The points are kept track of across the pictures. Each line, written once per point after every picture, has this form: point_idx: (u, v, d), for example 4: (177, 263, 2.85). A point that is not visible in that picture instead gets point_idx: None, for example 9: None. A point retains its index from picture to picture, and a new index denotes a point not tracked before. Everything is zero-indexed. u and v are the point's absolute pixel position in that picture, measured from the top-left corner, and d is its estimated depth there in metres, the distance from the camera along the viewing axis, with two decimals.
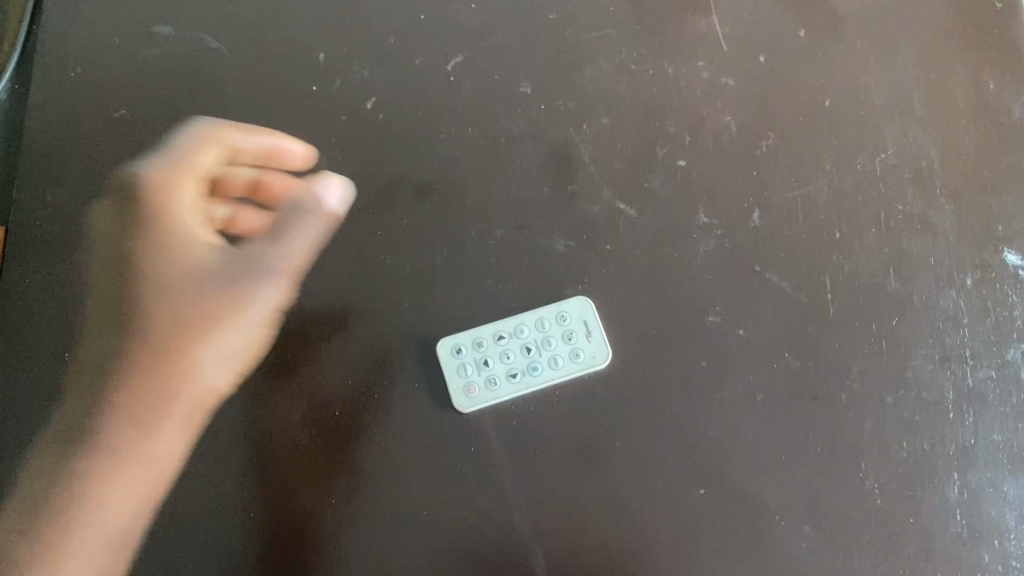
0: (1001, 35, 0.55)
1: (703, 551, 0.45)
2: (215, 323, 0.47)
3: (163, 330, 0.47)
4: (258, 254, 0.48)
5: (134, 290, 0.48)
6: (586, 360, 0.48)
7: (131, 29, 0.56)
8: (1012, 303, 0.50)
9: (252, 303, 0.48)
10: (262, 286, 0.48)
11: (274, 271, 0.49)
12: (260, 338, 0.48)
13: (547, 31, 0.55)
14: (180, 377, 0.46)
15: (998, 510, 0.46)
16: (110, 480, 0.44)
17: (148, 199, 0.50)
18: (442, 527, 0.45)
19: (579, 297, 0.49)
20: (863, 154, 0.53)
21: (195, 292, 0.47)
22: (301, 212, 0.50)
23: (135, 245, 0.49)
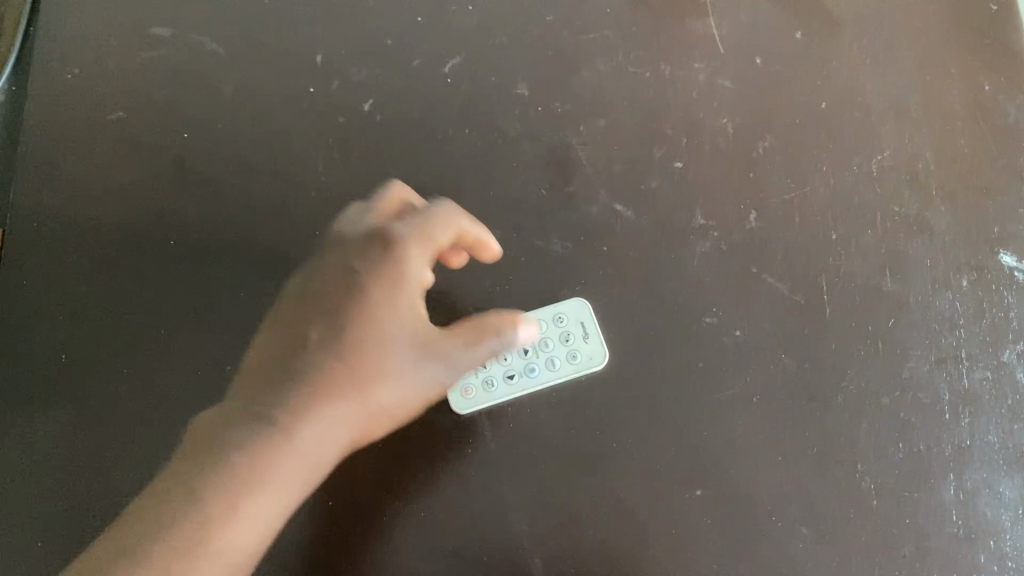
0: (997, 37, 0.56)
1: (701, 551, 0.45)
2: (406, 393, 0.44)
3: (379, 374, 0.43)
4: (455, 343, 0.45)
5: (378, 334, 0.43)
6: (583, 362, 0.48)
7: (128, 29, 0.56)
8: (1008, 304, 0.50)
9: (447, 380, 0.45)
10: (454, 367, 0.45)
11: (476, 353, 0.45)
12: (417, 404, 0.44)
13: (544, 33, 0.56)
14: (347, 432, 0.42)
15: (994, 511, 0.46)
16: (260, 487, 0.40)
17: (421, 241, 0.45)
18: (440, 529, 0.45)
19: (576, 298, 0.49)
20: (859, 156, 0.53)
21: (413, 351, 0.44)
22: (500, 330, 0.45)
23: (376, 280, 0.44)
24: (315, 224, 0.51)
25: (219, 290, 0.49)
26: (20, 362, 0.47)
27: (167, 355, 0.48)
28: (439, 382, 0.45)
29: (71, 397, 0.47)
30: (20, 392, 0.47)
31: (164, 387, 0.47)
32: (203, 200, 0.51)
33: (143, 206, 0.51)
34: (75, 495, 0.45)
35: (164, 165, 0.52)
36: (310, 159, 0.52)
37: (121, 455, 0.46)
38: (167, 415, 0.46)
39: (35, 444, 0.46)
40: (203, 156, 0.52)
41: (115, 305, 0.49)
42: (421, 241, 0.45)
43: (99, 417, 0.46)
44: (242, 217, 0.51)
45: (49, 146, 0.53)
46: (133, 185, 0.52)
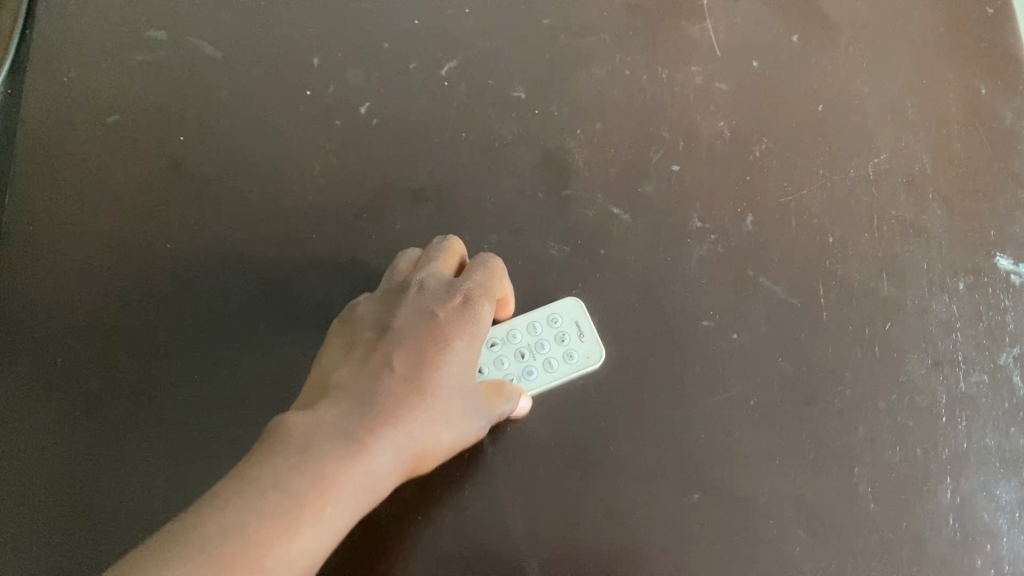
0: (993, 40, 0.56)
1: (698, 555, 0.45)
2: (459, 435, 0.41)
3: (446, 415, 0.40)
4: (495, 397, 0.44)
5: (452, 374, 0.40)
6: (580, 361, 0.48)
7: (124, 32, 0.56)
8: (1005, 307, 0.50)
9: (480, 432, 0.43)
10: (492, 419, 0.43)
11: (506, 412, 0.44)
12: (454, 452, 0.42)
13: (540, 36, 0.56)
14: (404, 471, 0.39)
15: (990, 514, 0.46)
16: (333, 507, 0.34)
17: (489, 294, 0.44)
18: (437, 534, 0.45)
19: (569, 297, 0.49)
20: (855, 160, 0.53)
21: (470, 396, 0.42)
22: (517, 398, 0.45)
23: (455, 320, 0.41)
24: (312, 227, 0.51)
25: (214, 294, 0.49)
26: (19, 363, 0.47)
27: (163, 358, 0.48)
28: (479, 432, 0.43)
29: (66, 399, 0.47)
30: (18, 392, 0.47)
31: (160, 389, 0.47)
32: (199, 203, 0.51)
33: (139, 208, 0.51)
34: (67, 497, 0.45)
35: (160, 168, 0.52)
36: (306, 162, 0.52)
37: (114, 457, 0.46)
38: (162, 417, 0.46)
39: (30, 445, 0.46)
40: (198, 159, 0.52)
41: (112, 307, 0.49)
42: (488, 293, 0.43)
43: (93, 420, 0.46)
44: (238, 221, 0.51)
45: (45, 148, 0.53)
46: (128, 189, 0.52)
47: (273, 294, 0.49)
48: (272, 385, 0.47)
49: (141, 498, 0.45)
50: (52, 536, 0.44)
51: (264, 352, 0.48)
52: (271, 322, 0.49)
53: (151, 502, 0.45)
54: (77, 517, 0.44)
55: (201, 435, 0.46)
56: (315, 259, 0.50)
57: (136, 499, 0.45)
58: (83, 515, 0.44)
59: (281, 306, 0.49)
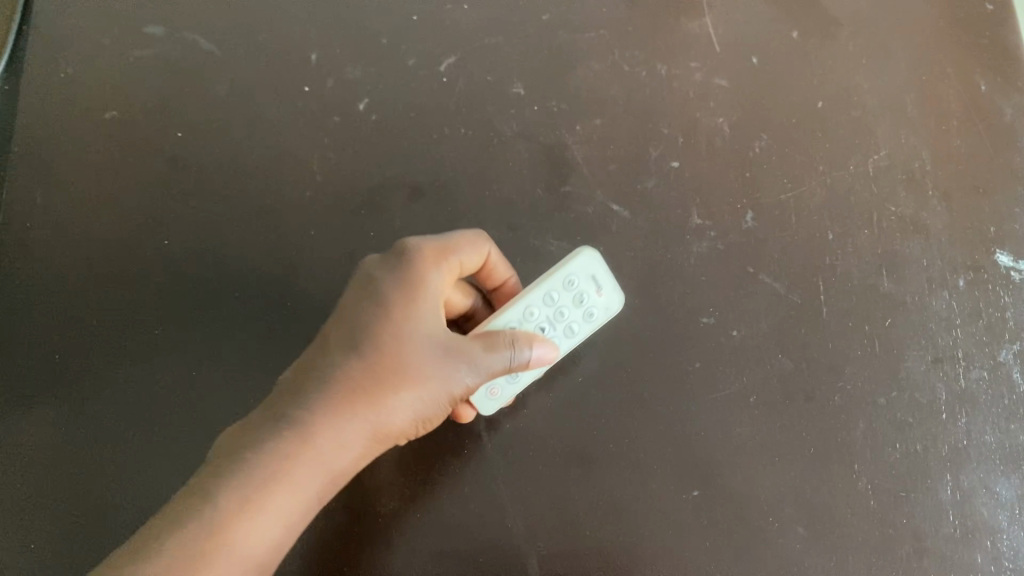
0: (993, 36, 0.55)
1: (697, 552, 0.45)
2: (427, 392, 0.41)
3: (399, 375, 0.40)
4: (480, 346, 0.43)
5: (399, 336, 0.41)
6: (600, 316, 0.47)
7: (120, 28, 0.55)
8: (1005, 304, 0.49)
9: (468, 386, 0.42)
10: (477, 370, 0.42)
11: (498, 361, 0.43)
12: (437, 409, 0.42)
13: (539, 32, 0.55)
14: (370, 434, 0.40)
15: (990, 510, 0.46)
16: (278, 479, 0.37)
17: (438, 252, 0.44)
18: (436, 532, 0.45)
19: (585, 255, 0.46)
20: (855, 156, 0.53)
21: (435, 352, 0.41)
22: (516, 347, 0.43)
23: (397, 286, 0.42)
24: (309, 224, 0.51)
25: (212, 290, 0.49)
26: (19, 359, 0.47)
27: (162, 355, 0.47)
28: (463, 386, 0.42)
29: (66, 396, 0.46)
30: (18, 389, 0.47)
31: (159, 386, 0.47)
32: (197, 199, 0.51)
33: (137, 205, 0.51)
34: (68, 494, 0.45)
35: (157, 164, 0.52)
36: (303, 158, 0.52)
37: (114, 455, 0.45)
38: (162, 415, 0.46)
39: (30, 442, 0.46)
40: (195, 155, 0.52)
41: (110, 304, 0.49)
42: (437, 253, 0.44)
43: (92, 418, 0.46)
44: (235, 217, 0.51)
45: (43, 145, 0.52)
46: (126, 185, 0.51)
47: (271, 291, 0.49)
48: (270, 382, 0.47)
49: (141, 496, 0.45)
50: (54, 533, 0.44)
51: (262, 349, 0.48)
52: (269, 319, 0.48)
53: (152, 499, 0.45)
54: (78, 514, 0.44)
55: (201, 431, 0.46)
56: (313, 255, 0.50)
57: (136, 497, 0.45)
58: (84, 513, 0.44)
59: (280, 303, 0.49)
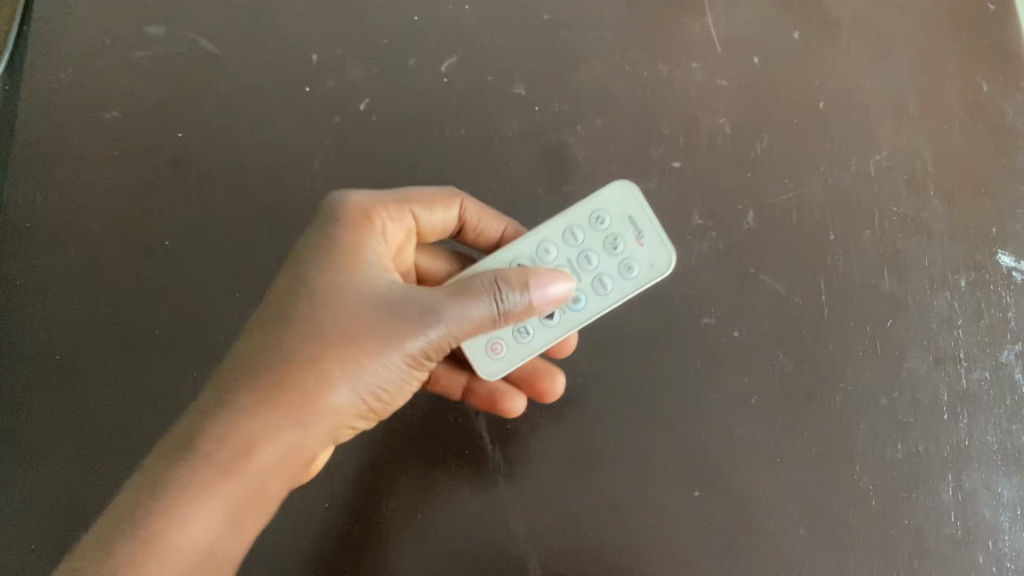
0: (995, 36, 0.55)
1: (698, 553, 0.44)
2: (387, 349, 0.39)
3: (352, 335, 0.39)
4: (445, 296, 0.40)
5: (348, 297, 0.40)
6: (642, 270, 0.45)
7: (122, 27, 0.55)
8: (1007, 304, 0.49)
9: (437, 339, 0.40)
10: (444, 320, 0.40)
11: (467, 309, 0.40)
12: (401, 369, 0.40)
13: (540, 32, 0.55)
14: (326, 401, 0.38)
15: (992, 511, 0.46)
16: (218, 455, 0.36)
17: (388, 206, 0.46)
18: (438, 533, 0.45)
19: (622, 198, 0.46)
20: (857, 156, 0.52)
21: (391, 308, 0.40)
22: (493, 293, 0.41)
23: (345, 240, 0.43)
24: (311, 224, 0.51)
25: (214, 291, 0.49)
26: (20, 359, 0.47)
27: (163, 356, 0.47)
28: (430, 338, 0.40)
29: (66, 396, 0.46)
30: (19, 389, 0.47)
31: (160, 386, 0.47)
32: (197, 199, 0.51)
33: (138, 205, 0.51)
34: (68, 495, 0.44)
35: (158, 164, 0.52)
36: (305, 158, 0.52)
37: (114, 456, 0.45)
38: (163, 415, 0.46)
39: (31, 442, 0.45)
40: (196, 155, 0.52)
41: (112, 305, 0.49)
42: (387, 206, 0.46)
43: (92, 418, 0.46)
44: (236, 217, 0.51)
45: (43, 144, 0.52)
46: (127, 185, 0.52)
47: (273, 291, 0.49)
48: None
49: None
50: (54, 534, 0.44)
51: None
52: None
53: None
54: (79, 515, 0.44)
55: None
56: None
57: None
58: (85, 514, 0.44)
59: None
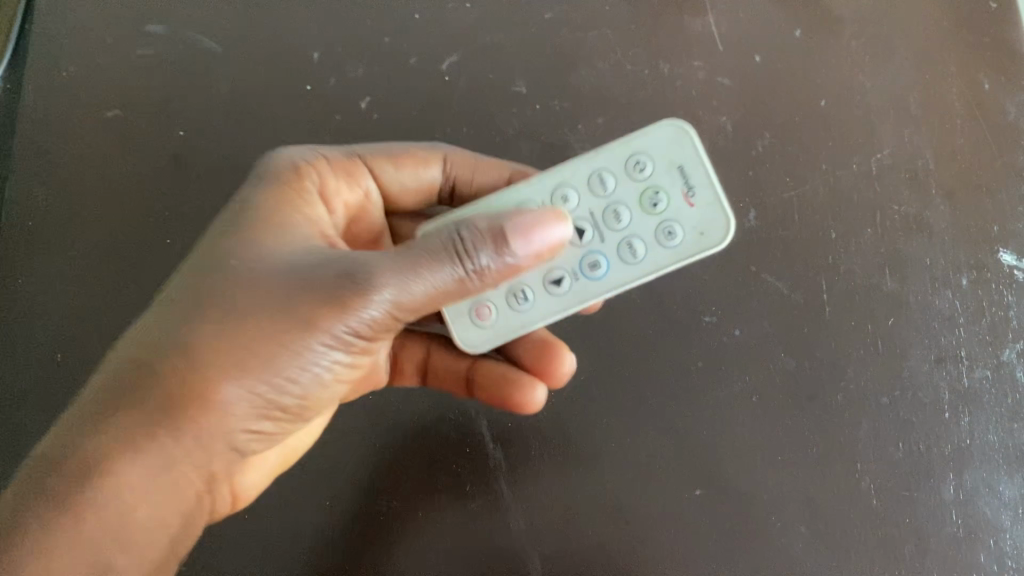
0: (997, 34, 0.55)
1: (699, 552, 0.44)
2: (306, 317, 0.36)
3: (271, 308, 0.37)
4: (386, 258, 0.37)
5: (270, 267, 0.38)
6: (685, 234, 0.42)
7: (122, 26, 0.55)
8: (1008, 303, 0.49)
9: (377, 307, 0.36)
10: (384, 284, 0.36)
11: (413, 271, 0.37)
12: (328, 342, 0.37)
13: (540, 31, 0.55)
14: (241, 371, 0.36)
15: (993, 510, 0.46)
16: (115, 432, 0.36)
17: (340, 166, 0.47)
18: (438, 532, 0.45)
19: (673, 146, 0.43)
20: (858, 155, 0.52)
21: (320, 276, 0.37)
22: (446, 253, 0.37)
23: (283, 194, 0.43)
24: None
25: None
26: (23, 357, 0.47)
27: None
28: (367, 305, 0.36)
29: (68, 394, 0.46)
30: (21, 386, 0.47)
31: None
32: (198, 197, 0.51)
33: (140, 203, 0.51)
34: None
35: (160, 162, 0.52)
36: None
37: None
38: None
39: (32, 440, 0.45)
40: (197, 153, 0.52)
41: (114, 303, 0.49)
42: (337, 167, 0.47)
43: None
44: None
45: (45, 143, 0.53)
46: (128, 183, 0.52)
47: None
48: None
49: None
50: None
51: None
52: None
53: None
54: None
55: None
56: None
57: None
58: None
59: None
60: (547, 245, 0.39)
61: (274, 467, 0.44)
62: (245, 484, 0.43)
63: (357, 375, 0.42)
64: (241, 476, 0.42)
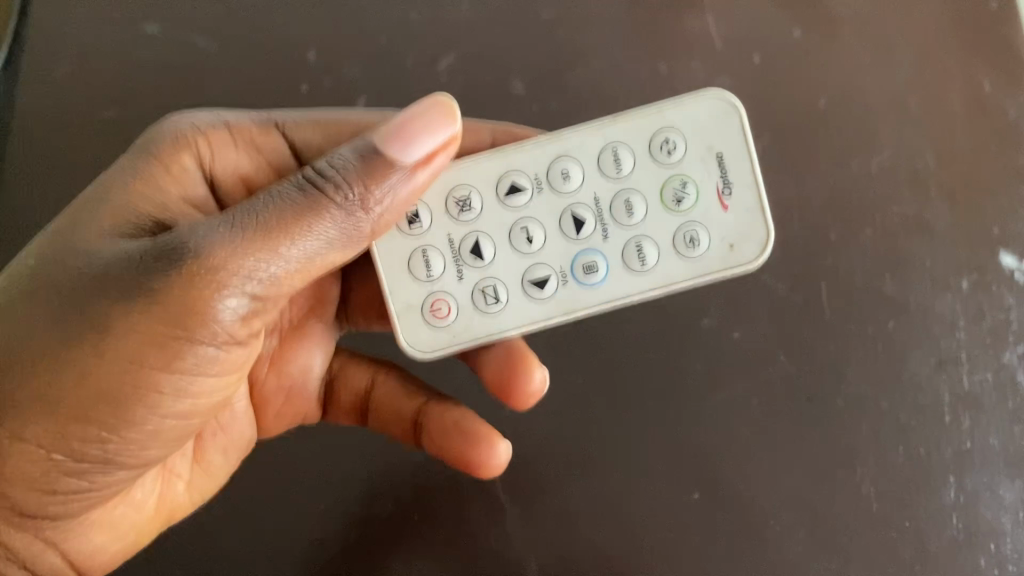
0: (999, 33, 0.54)
1: (698, 556, 0.44)
2: (106, 324, 0.31)
3: (72, 307, 0.32)
4: (215, 227, 0.32)
5: (77, 258, 0.34)
6: (708, 245, 0.39)
7: (117, 26, 0.55)
8: (1008, 305, 0.49)
9: (220, 287, 0.32)
10: (218, 259, 0.31)
11: (248, 228, 0.32)
12: (138, 347, 0.32)
13: (538, 30, 0.55)
14: (38, 395, 0.32)
15: (993, 514, 0.45)
16: None
17: (244, 135, 0.43)
18: (434, 539, 0.45)
19: (715, 133, 0.39)
20: (857, 156, 0.52)
21: (129, 258, 0.32)
22: (300, 200, 0.33)
23: (143, 167, 0.39)
24: None
25: None
26: None
27: None
28: (189, 279, 0.31)
29: None
30: None
31: None
32: None
33: None
34: None
35: None
36: None
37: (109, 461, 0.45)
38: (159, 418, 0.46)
39: None
40: None
41: None
42: (238, 135, 0.43)
43: None
44: None
45: (42, 145, 0.52)
46: None
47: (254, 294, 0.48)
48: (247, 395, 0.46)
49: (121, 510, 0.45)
50: None
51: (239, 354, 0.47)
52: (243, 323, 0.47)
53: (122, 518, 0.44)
54: None
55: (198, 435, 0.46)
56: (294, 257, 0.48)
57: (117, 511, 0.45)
58: None
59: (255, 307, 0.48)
60: (432, 148, 0.34)
61: (141, 522, 0.40)
62: (90, 546, 0.38)
63: (210, 395, 0.36)
64: (80, 540, 0.38)
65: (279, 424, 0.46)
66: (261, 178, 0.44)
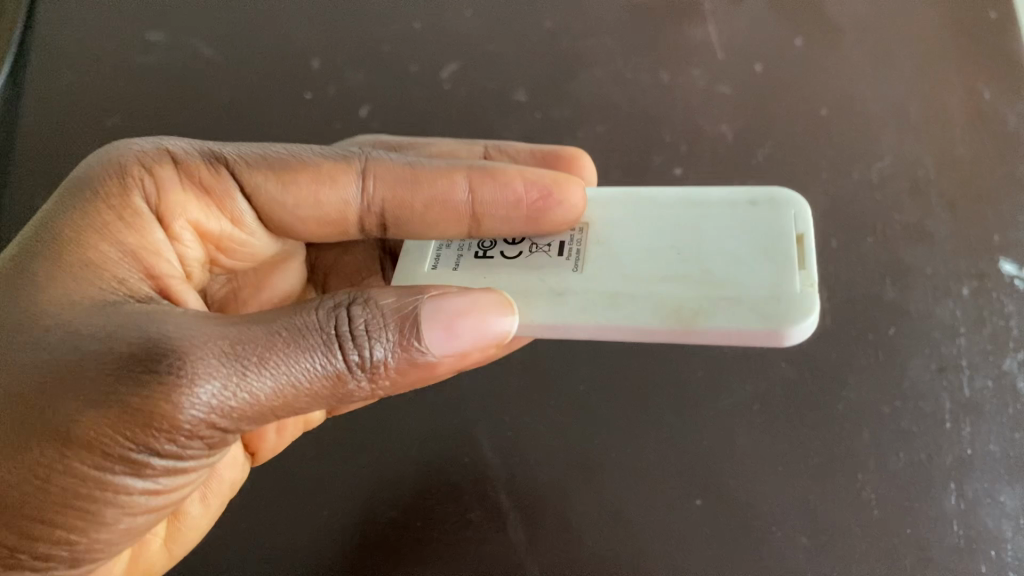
0: (995, 45, 0.55)
1: (696, 565, 0.43)
2: (85, 436, 0.31)
3: (38, 401, 0.31)
4: (220, 353, 0.32)
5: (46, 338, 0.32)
6: None
7: (133, 40, 0.57)
8: (1009, 312, 0.48)
9: (212, 416, 0.32)
10: (217, 392, 0.31)
11: (253, 360, 0.32)
12: (112, 463, 0.31)
13: (543, 39, 0.56)
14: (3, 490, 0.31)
15: (995, 521, 0.44)
16: None
17: (194, 179, 0.41)
18: (438, 545, 0.44)
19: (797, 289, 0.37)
20: (859, 163, 0.52)
21: (105, 356, 0.31)
22: (319, 348, 0.33)
23: (104, 221, 0.37)
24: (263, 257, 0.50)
25: None
26: None
27: None
28: (174, 403, 0.31)
29: None
30: None
31: None
32: None
33: None
34: None
35: None
36: None
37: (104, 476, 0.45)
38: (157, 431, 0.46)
39: None
40: None
41: None
42: (187, 175, 0.41)
43: None
44: None
45: (42, 150, 0.52)
46: None
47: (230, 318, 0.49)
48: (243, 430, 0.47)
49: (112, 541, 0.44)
50: None
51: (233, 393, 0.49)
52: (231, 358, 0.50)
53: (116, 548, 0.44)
54: None
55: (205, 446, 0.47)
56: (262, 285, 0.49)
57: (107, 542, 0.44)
58: None
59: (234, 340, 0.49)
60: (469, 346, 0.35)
61: None
62: None
63: (181, 492, 0.36)
64: None
65: (283, 438, 0.47)
66: (211, 226, 0.43)
